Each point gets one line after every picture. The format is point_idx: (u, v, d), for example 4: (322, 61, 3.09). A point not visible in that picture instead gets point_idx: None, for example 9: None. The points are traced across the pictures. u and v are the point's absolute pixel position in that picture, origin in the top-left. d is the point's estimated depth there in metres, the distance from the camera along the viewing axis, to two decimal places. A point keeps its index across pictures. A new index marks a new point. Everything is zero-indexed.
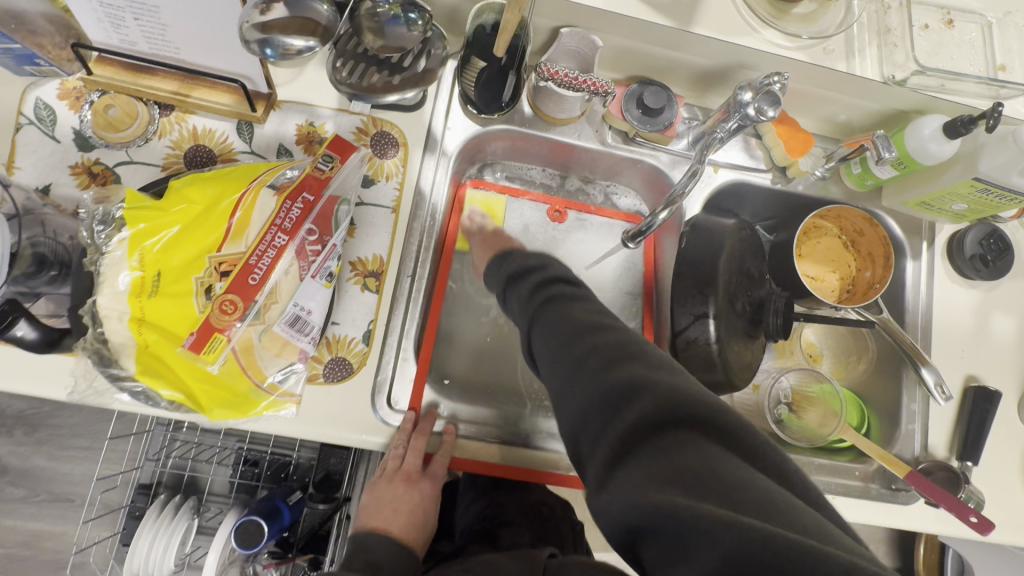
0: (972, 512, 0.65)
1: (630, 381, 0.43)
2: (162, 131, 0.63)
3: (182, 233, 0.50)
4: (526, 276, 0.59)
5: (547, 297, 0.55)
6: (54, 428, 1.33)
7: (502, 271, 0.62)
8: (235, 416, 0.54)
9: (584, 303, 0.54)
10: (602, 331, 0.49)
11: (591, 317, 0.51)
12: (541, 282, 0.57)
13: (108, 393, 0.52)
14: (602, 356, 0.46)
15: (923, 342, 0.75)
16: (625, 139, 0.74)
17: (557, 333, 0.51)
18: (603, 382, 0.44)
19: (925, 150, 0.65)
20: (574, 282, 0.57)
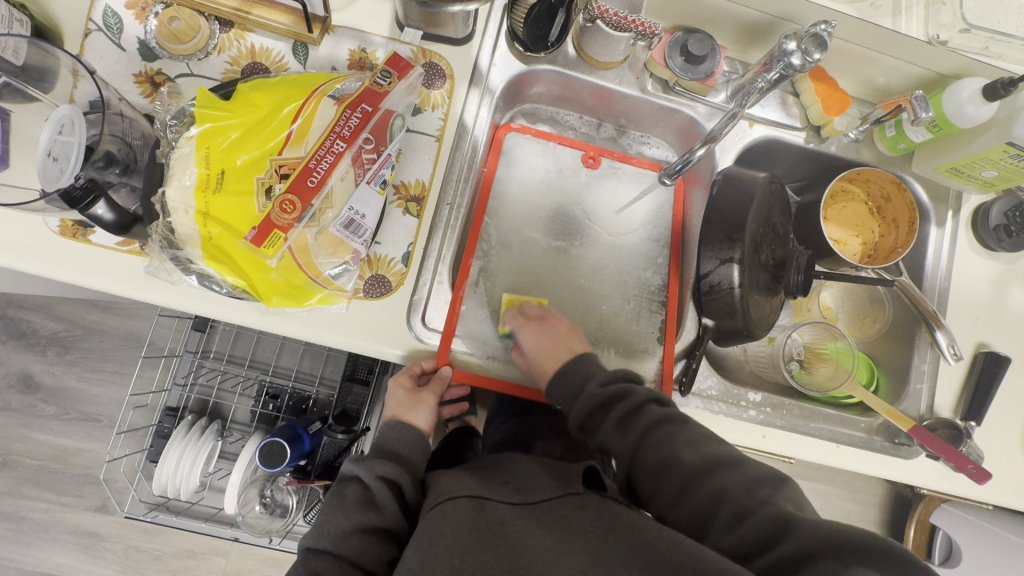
0: (971, 461, 0.67)
1: (779, 522, 0.50)
2: (222, 47, 0.66)
3: (243, 136, 0.53)
4: (611, 411, 0.63)
5: (647, 438, 0.60)
6: (86, 351, 1.39)
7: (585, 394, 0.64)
8: (292, 305, 0.57)
9: (685, 431, 0.59)
10: (719, 472, 0.55)
11: (703, 457, 0.57)
12: (635, 411, 0.61)
13: (177, 274, 0.57)
14: (725, 519, 0.53)
15: (938, 306, 0.77)
16: (664, 88, 0.75)
17: (672, 477, 0.57)
18: (741, 540, 0.51)
19: (962, 113, 0.66)
20: (666, 405, 0.62)
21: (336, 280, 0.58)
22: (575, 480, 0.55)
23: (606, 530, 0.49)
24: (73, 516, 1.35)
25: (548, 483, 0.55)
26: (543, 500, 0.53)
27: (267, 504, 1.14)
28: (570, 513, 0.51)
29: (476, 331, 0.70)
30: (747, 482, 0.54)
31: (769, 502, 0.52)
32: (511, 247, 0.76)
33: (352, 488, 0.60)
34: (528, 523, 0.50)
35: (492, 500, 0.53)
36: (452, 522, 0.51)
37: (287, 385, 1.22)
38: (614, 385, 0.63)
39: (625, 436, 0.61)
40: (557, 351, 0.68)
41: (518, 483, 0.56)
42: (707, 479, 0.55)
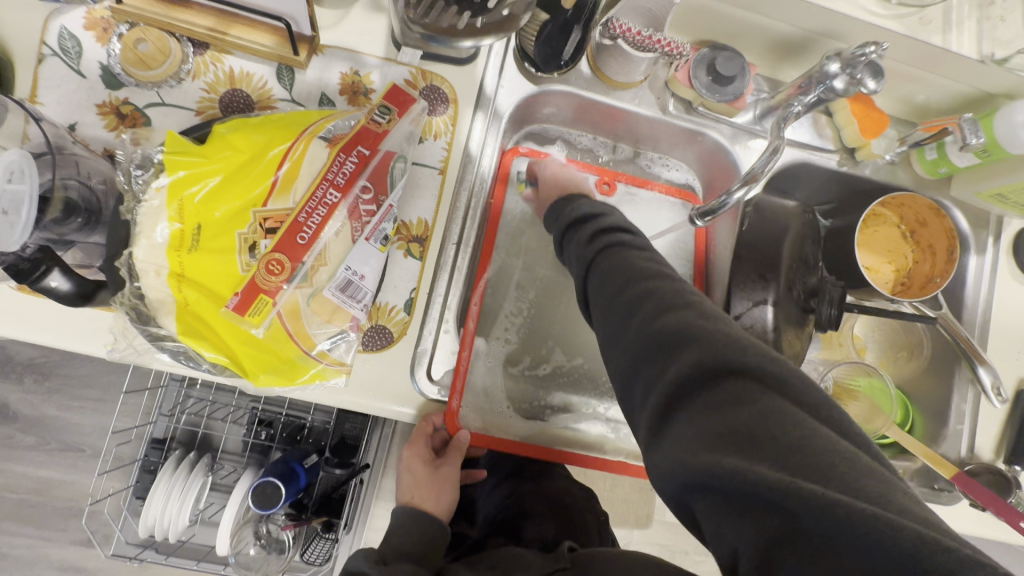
0: (1023, 517, 0.62)
1: (684, 330, 0.42)
2: (197, 72, 0.58)
3: (224, 183, 0.46)
4: (583, 229, 0.58)
5: (600, 255, 0.54)
6: (65, 377, 1.30)
7: (560, 219, 0.61)
8: (283, 383, 0.50)
9: (642, 252, 0.53)
10: (657, 280, 0.48)
11: (651, 267, 0.50)
12: (598, 230, 0.56)
13: (148, 352, 0.50)
14: (651, 309, 0.45)
15: (980, 340, 0.72)
16: (686, 109, 0.69)
17: (617, 276, 0.50)
18: (660, 329, 0.43)
19: (1014, 138, 0.61)
20: (634, 232, 0.56)
21: (331, 351, 0.50)
22: (564, 555, 0.49)
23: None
24: (57, 551, 1.29)
25: (538, 563, 0.49)
26: None
27: (263, 544, 1.07)
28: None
29: (486, 384, 0.64)
30: (672, 291, 0.47)
31: (701, 306, 0.44)
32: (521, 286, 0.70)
33: None
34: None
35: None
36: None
37: (279, 415, 1.15)
38: (603, 245, 0.54)
39: (586, 247, 0.55)
40: (563, 180, 0.67)
41: (510, 571, 0.50)
42: (637, 284, 0.48)
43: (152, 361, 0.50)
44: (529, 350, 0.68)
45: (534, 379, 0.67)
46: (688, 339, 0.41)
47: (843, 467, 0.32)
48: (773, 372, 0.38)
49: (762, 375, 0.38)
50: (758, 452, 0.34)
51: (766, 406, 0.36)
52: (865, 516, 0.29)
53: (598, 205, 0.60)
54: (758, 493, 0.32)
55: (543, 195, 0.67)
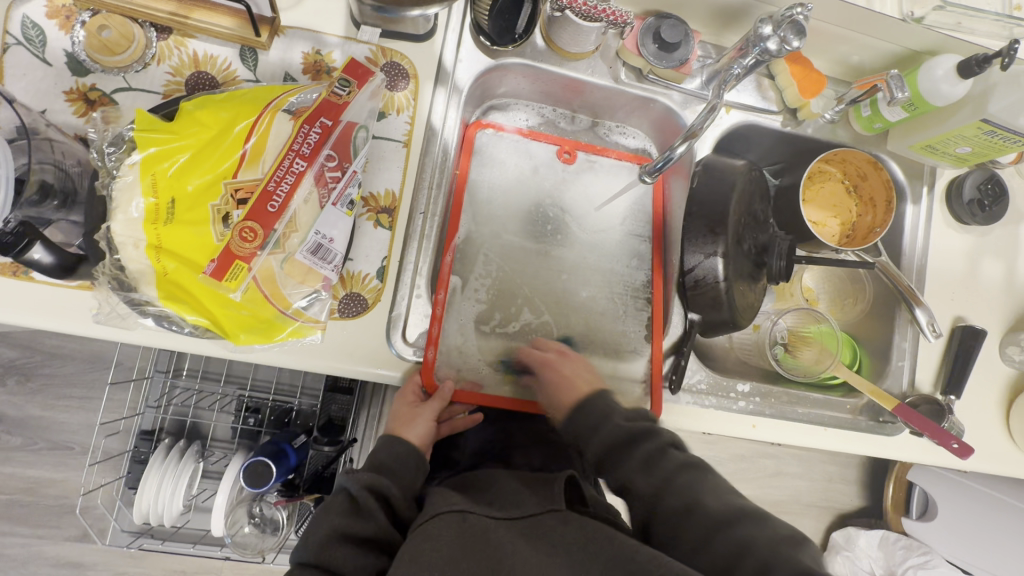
0: (954, 439, 0.69)
1: (763, 565, 0.46)
2: (161, 57, 0.60)
3: (193, 159, 0.48)
4: (638, 442, 0.59)
5: (670, 483, 0.55)
6: (50, 377, 1.31)
7: (603, 430, 0.62)
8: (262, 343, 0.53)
9: (699, 473, 0.56)
10: (729, 527, 0.50)
11: (653, 486, 0.55)
12: (609, 408, 0.63)
13: (131, 318, 0.51)
14: (665, 482, 0.55)
15: (917, 284, 0.78)
16: (638, 77, 0.72)
17: (688, 529, 0.52)
18: (686, 514, 0.52)
19: (937, 90, 0.66)
20: (683, 447, 0.59)
21: (307, 310, 0.53)
22: (558, 495, 0.54)
23: (586, 544, 0.49)
24: (53, 548, 1.29)
25: (533, 499, 0.55)
26: (524, 517, 0.52)
27: (257, 523, 1.11)
28: (553, 529, 0.50)
29: (458, 345, 0.68)
30: (758, 538, 0.49)
31: (726, 530, 0.50)
32: (488, 252, 0.73)
33: (342, 501, 0.58)
34: (511, 531, 0.50)
35: (477, 513, 0.52)
36: (432, 537, 0.50)
37: (267, 400, 1.18)
38: (637, 422, 0.61)
39: (648, 474, 0.56)
40: (569, 380, 0.66)
41: (503, 502, 0.55)
42: (641, 443, 0.59)
43: (136, 327, 0.51)
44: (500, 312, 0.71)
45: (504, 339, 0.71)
46: (688, 479, 0.55)
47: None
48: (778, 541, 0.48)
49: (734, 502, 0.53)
50: None
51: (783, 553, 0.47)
52: None
53: (643, 415, 0.62)
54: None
55: (549, 403, 0.66)
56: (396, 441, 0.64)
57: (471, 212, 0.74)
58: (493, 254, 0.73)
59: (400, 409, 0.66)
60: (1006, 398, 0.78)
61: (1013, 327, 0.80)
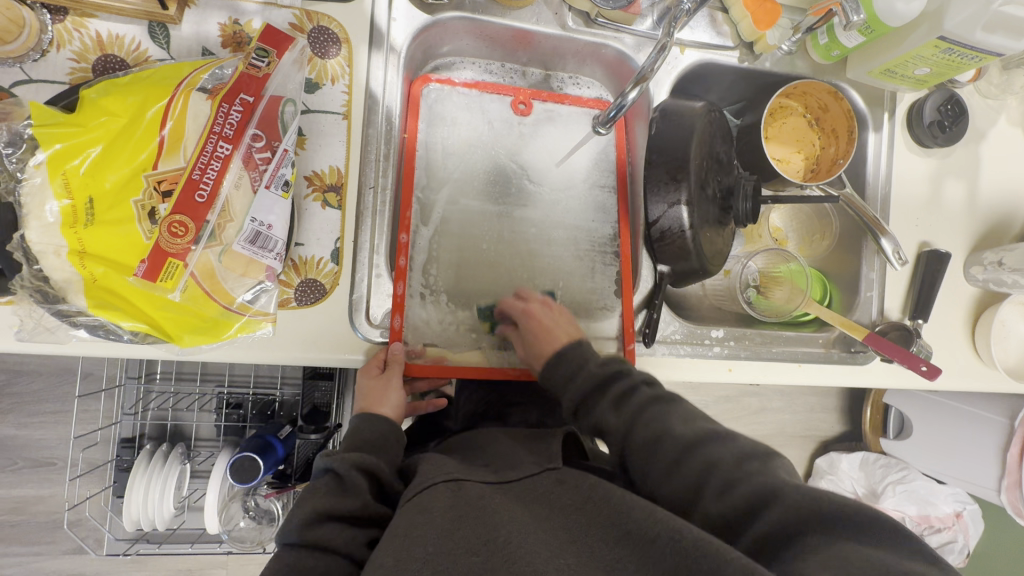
0: (921, 361, 0.70)
1: (763, 490, 0.44)
2: (60, 42, 0.55)
3: (107, 151, 0.44)
4: (606, 389, 0.58)
5: (640, 415, 0.55)
6: (17, 395, 1.24)
7: (577, 381, 0.60)
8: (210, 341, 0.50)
9: (678, 407, 0.55)
10: (711, 443, 0.50)
11: (693, 429, 0.52)
12: (627, 392, 0.57)
13: (61, 329, 0.48)
14: (714, 488, 0.47)
15: (882, 213, 0.78)
16: (586, 22, 0.69)
17: (665, 447, 0.51)
18: (730, 510, 0.45)
19: (892, 10, 0.63)
20: (654, 382, 0.58)
21: (254, 303, 0.51)
22: (556, 455, 0.52)
23: (584, 505, 0.45)
24: (51, 563, 1.26)
25: (528, 461, 0.52)
26: (522, 479, 0.49)
27: (253, 516, 1.11)
28: (549, 489, 0.48)
29: (425, 323, 0.66)
30: (731, 456, 0.48)
31: (760, 472, 0.46)
32: (448, 221, 0.70)
33: (324, 479, 0.55)
34: (508, 499, 0.46)
35: (470, 481, 0.49)
36: (426, 509, 0.46)
37: (247, 394, 1.15)
38: (611, 364, 0.60)
39: (619, 415, 0.56)
40: (547, 330, 0.65)
41: (497, 466, 0.53)
42: (614, 383, 0.58)
43: (69, 337, 0.48)
44: (467, 282, 0.70)
45: (473, 310, 0.69)
46: (768, 509, 0.42)
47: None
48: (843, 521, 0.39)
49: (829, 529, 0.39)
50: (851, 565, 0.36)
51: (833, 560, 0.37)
52: None
53: (612, 359, 0.61)
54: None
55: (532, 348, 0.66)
56: (373, 418, 0.61)
57: (426, 179, 0.70)
58: (453, 223, 0.71)
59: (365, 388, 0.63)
60: (971, 316, 0.80)
61: (974, 246, 0.81)
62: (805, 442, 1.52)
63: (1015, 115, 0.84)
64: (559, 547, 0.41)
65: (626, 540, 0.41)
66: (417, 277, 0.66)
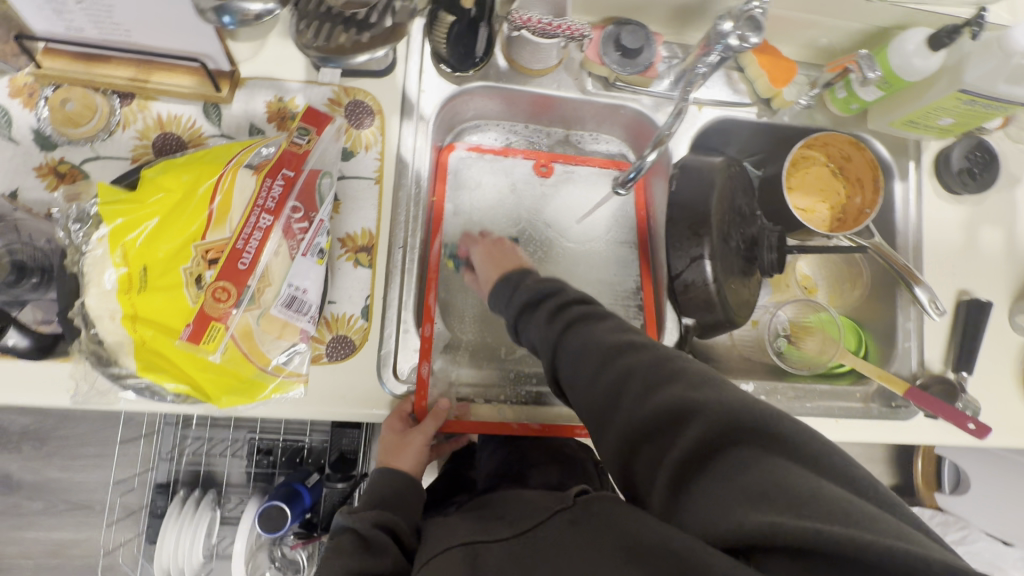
0: (970, 419, 0.66)
1: (675, 405, 0.42)
2: (126, 122, 0.60)
3: (162, 224, 0.48)
4: (542, 306, 0.58)
5: (571, 327, 0.54)
6: (63, 439, 1.30)
7: (513, 302, 0.60)
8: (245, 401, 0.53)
9: (608, 322, 0.53)
10: (632, 352, 0.49)
11: (619, 337, 0.51)
12: (562, 307, 0.56)
13: (112, 392, 0.51)
14: (636, 389, 0.45)
15: (915, 263, 0.76)
16: (605, 86, 0.72)
17: (590, 356, 0.50)
18: (650, 413, 0.43)
19: (908, 65, 0.64)
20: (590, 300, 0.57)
21: (288, 365, 0.54)
22: (567, 495, 0.47)
23: (596, 534, 0.41)
24: None
25: (543, 507, 0.47)
26: (533, 527, 0.45)
27: (279, 567, 1.10)
28: (562, 532, 0.43)
29: (450, 373, 0.68)
30: (648, 363, 0.47)
31: (678, 376, 0.45)
32: (475, 281, 0.73)
33: (347, 539, 0.52)
34: (522, 558, 0.42)
35: (486, 543, 0.45)
36: (439, 574, 0.43)
37: (278, 440, 1.18)
38: (546, 283, 0.59)
39: (549, 328, 0.55)
40: (506, 258, 0.68)
41: (513, 516, 0.48)
42: (548, 301, 0.58)
43: (118, 400, 0.52)
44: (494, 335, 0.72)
45: (501, 364, 0.70)
46: (686, 429, 0.41)
47: (854, 517, 0.32)
48: (786, 438, 0.38)
49: (747, 435, 0.39)
50: (794, 505, 0.34)
51: (769, 474, 0.36)
52: (863, 509, 0.33)
53: (549, 280, 0.60)
54: (772, 542, 0.32)
55: (481, 276, 0.68)
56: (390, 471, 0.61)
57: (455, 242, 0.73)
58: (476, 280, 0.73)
59: (388, 440, 0.63)
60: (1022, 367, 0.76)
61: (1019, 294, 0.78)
62: None
63: None
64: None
65: (635, 563, 0.37)
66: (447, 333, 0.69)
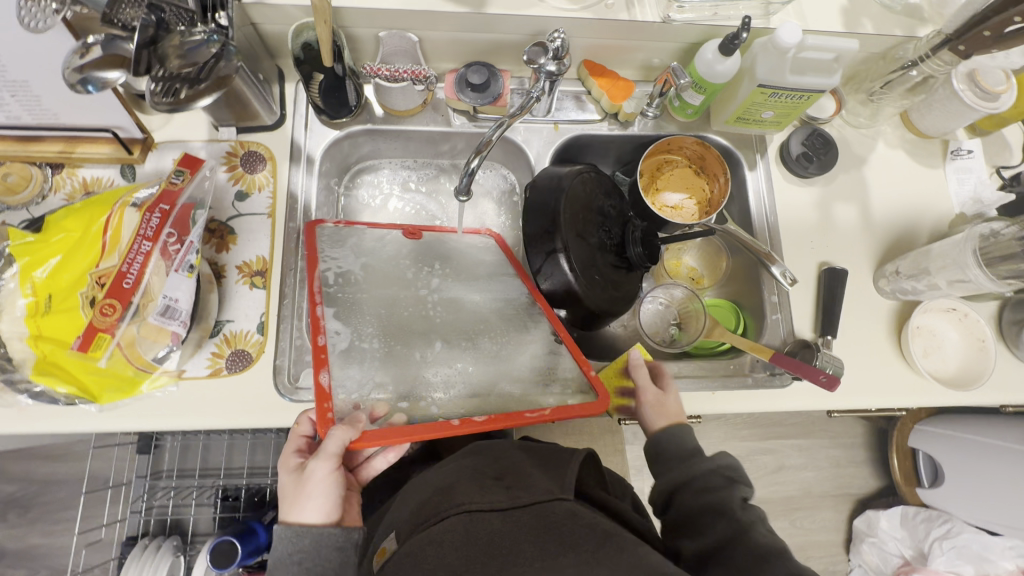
0: (819, 372, 0.70)
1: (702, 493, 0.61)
2: (57, 187, 0.73)
3: (63, 260, 0.58)
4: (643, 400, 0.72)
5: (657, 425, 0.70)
6: (47, 504, 1.36)
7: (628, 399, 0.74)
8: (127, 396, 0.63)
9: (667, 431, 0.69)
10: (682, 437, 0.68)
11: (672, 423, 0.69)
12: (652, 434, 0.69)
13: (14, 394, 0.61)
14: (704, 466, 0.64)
15: (773, 242, 0.83)
16: (470, 118, 0.83)
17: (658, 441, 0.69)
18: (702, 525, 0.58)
19: (714, 71, 0.74)
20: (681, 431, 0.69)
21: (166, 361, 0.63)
22: (569, 483, 0.49)
23: (600, 545, 0.44)
24: None
25: (543, 481, 0.50)
26: (533, 502, 0.48)
27: None
28: (565, 518, 0.46)
29: (357, 390, 0.58)
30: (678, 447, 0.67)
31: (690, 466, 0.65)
32: (367, 306, 0.66)
33: None
34: (519, 531, 0.46)
35: (481, 509, 0.47)
36: (437, 541, 0.47)
37: (241, 484, 1.23)
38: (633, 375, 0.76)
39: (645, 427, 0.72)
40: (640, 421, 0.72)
41: (511, 481, 0.51)
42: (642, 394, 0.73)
43: (16, 400, 0.61)
44: (397, 363, 0.61)
45: (427, 406, 0.59)
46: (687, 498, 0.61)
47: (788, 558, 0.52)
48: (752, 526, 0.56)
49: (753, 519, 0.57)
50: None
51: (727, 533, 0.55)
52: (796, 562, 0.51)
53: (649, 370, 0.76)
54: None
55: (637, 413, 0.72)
56: (298, 525, 0.58)
57: (348, 275, 0.69)
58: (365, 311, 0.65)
59: (289, 490, 0.60)
60: (894, 329, 0.80)
61: (880, 260, 0.84)
62: (839, 502, 1.53)
63: (894, 138, 0.90)
64: None
65: None
66: (347, 357, 0.60)
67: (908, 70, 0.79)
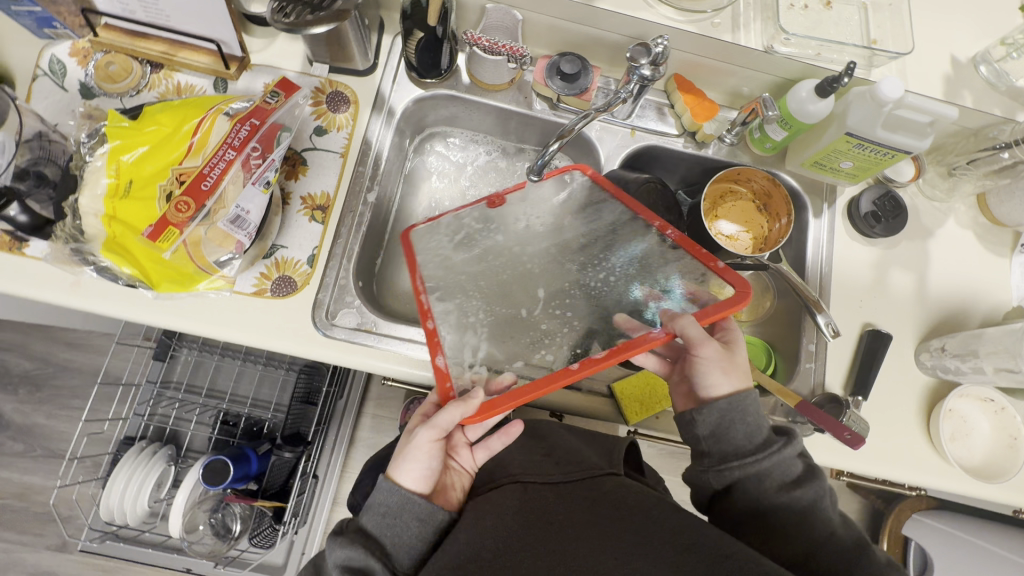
0: (846, 428, 0.70)
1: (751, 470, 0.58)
2: (152, 85, 0.76)
3: (150, 150, 0.61)
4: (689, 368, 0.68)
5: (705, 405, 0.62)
6: (57, 388, 1.41)
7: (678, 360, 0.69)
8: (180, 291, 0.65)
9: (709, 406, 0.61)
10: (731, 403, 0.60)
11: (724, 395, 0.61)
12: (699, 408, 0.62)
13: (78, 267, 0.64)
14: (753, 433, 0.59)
15: (822, 293, 0.83)
16: (551, 106, 0.84)
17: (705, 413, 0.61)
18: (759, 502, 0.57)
19: (805, 110, 0.74)
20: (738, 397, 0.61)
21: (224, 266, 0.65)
22: (617, 461, 0.60)
23: (644, 514, 0.50)
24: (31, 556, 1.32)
25: (592, 466, 0.59)
26: (583, 478, 0.57)
27: (214, 527, 1.14)
28: (613, 490, 0.55)
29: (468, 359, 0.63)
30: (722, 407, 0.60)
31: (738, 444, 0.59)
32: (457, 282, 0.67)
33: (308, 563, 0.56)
34: (568, 496, 0.55)
35: (535, 482, 0.58)
36: (496, 503, 0.55)
37: (243, 411, 1.26)
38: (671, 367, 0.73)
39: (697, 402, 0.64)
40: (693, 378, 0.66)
41: (559, 456, 0.63)
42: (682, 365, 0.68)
43: (82, 273, 0.64)
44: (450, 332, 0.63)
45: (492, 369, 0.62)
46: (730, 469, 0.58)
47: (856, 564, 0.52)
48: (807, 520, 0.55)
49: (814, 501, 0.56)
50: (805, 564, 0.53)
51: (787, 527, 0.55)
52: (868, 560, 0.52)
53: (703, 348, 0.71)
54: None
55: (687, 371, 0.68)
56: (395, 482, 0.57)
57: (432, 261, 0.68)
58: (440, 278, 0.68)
59: (398, 449, 0.60)
60: (925, 406, 0.79)
61: (926, 334, 0.82)
62: None
63: (967, 218, 0.88)
64: (622, 548, 0.46)
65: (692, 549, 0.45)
66: (436, 326, 0.63)
67: (999, 151, 0.78)
